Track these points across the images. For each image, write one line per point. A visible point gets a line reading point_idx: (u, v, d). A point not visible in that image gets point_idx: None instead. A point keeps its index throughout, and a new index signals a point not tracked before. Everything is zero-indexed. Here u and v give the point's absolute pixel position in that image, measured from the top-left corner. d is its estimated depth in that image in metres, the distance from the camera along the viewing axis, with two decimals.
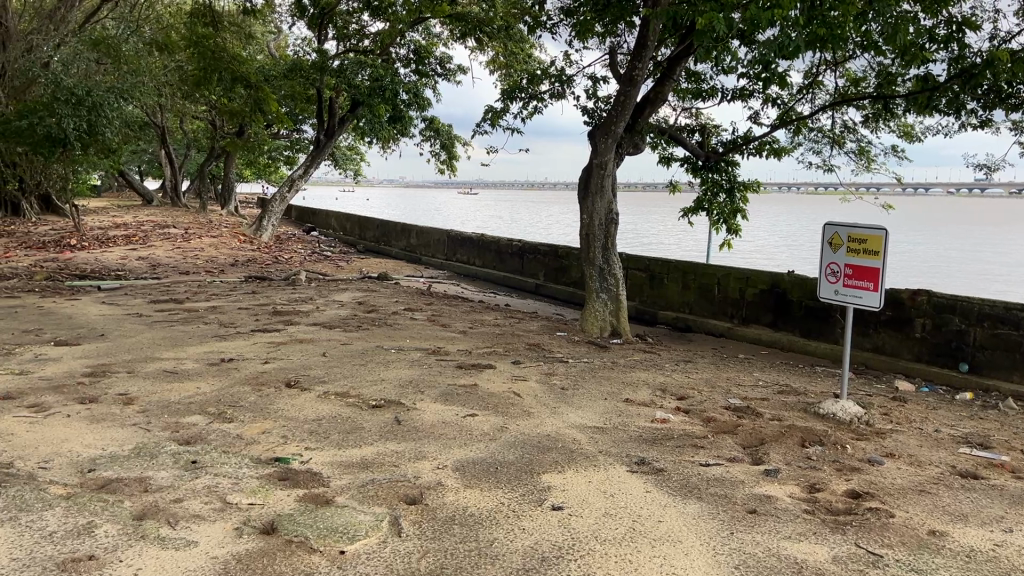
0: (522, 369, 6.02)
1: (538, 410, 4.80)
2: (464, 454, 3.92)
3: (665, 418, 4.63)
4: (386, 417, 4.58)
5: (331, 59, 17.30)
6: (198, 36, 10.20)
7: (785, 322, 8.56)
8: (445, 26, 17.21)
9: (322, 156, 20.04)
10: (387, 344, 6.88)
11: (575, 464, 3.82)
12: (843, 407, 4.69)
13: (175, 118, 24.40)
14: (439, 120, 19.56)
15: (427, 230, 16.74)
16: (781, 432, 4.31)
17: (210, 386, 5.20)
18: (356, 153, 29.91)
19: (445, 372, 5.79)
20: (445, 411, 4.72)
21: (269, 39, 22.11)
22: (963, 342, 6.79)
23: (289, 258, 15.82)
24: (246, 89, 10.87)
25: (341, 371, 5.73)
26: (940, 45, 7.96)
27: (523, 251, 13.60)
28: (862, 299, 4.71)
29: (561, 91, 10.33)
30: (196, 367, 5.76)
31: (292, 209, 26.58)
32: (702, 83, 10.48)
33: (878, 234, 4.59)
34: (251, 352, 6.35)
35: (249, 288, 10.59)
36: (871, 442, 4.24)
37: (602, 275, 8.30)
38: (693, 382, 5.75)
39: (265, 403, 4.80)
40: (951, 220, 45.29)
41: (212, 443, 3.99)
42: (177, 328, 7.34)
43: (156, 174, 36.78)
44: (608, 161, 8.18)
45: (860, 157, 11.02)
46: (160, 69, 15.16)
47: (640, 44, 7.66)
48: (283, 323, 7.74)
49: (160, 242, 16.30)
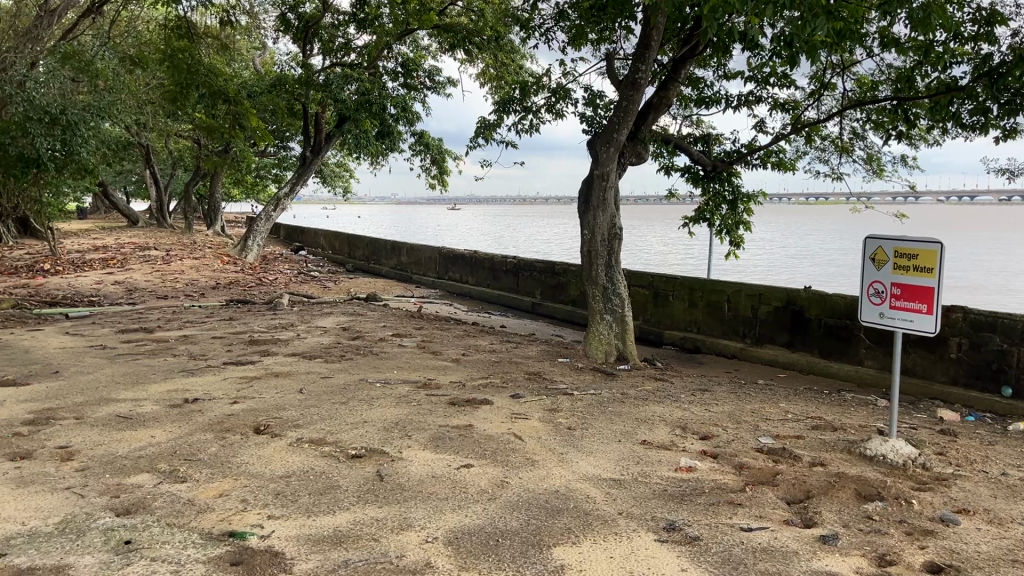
0: (522, 404, 5.38)
1: (543, 458, 4.16)
2: (459, 521, 3.28)
3: (690, 465, 4.00)
4: (366, 471, 3.93)
5: (317, 74, 16.72)
6: (172, 48, 9.40)
7: (803, 341, 7.96)
8: (434, 39, 16.68)
9: (309, 173, 19.43)
10: (371, 376, 6.24)
11: (595, 532, 3.17)
12: (894, 448, 4.06)
13: (159, 139, 23.76)
14: (428, 135, 19.03)
15: (418, 247, 16.13)
16: (829, 482, 3.67)
17: (167, 434, 4.54)
18: (345, 170, 29.33)
19: (435, 411, 5.13)
20: (436, 461, 4.08)
21: (254, 55, 21.56)
22: (1005, 363, 6.19)
23: (274, 279, 15.17)
24: (225, 106, 10.12)
25: (318, 412, 5.07)
26: (965, 44, 7.38)
27: (518, 268, 13.00)
28: (914, 323, 4.09)
29: (556, 101, 9.75)
30: (154, 411, 5.08)
31: (280, 229, 25.96)
32: (704, 89, 9.91)
33: (932, 248, 3.98)
34: (218, 391, 5.67)
35: (227, 314, 9.91)
36: (936, 493, 3.60)
37: (606, 295, 7.66)
38: (715, 417, 5.12)
39: (227, 455, 4.14)
40: (944, 228, 45.12)
41: (156, 513, 3.33)
42: (142, 363, 6.66)
43: (143, 195, 36.16)
44: (610, 171, 7.57)
45: (869, 165, 10.46)
46: (139, 87, 14.51)
47: (643, 44, 7.02)
48: (259, 354, 7.07)
49: (139, 265, 15.58)
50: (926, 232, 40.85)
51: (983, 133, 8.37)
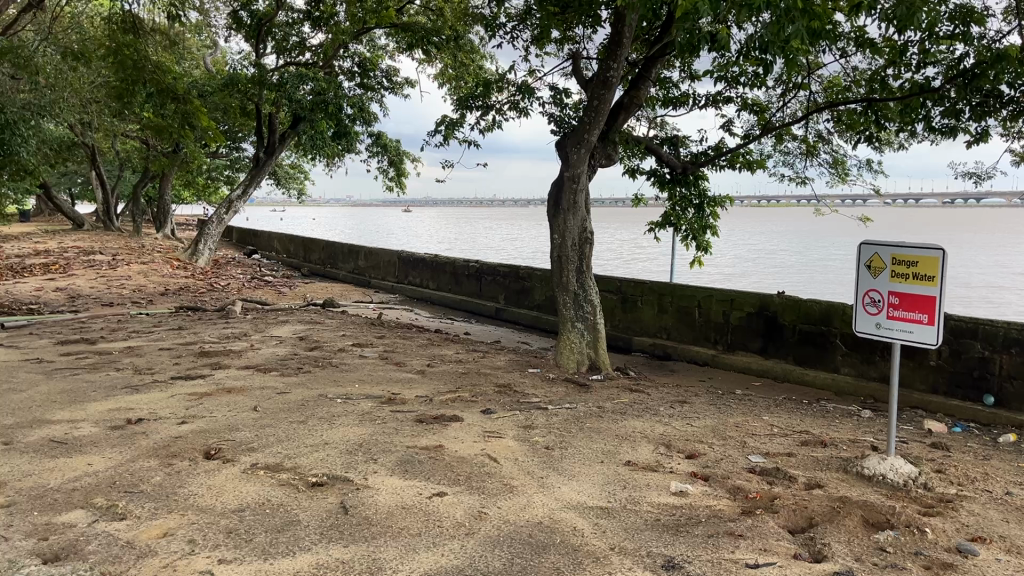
0: (494, 421, 5.05)
1: (523, 484, 3.83)
2: (434, 562, 2.94)
3: (682, 490, 3.71)
4: (329, 502, 3.57)
5: (270, 73, 16.20)
6: (116, 43, 8.91)
7: (776, 347, 7.77)
8: (391, 38, 16.30)
9: (262, 174, 18.81)
10: (331, 392, 5.84)
11: (586, 573, 2.85)
12: (893, 466, 3.83)
13: (105, 139, 22.94)
14: (385, 135, 18.59)
15: (376, 251, 15.70)
16: (833, 508, 3.40)
17: (106, 462, 4.11)
18: (300, 171, 28.67)
19: (401, 430, 4.76)
20: (405, 489, 3.73)
21: (205, 53, 20.90)
22: (987, 371, 6.04)
23: (226, 285, 14.62)
24: (173, 103, 9.43)
25: (275, 433, 4.68)
26: (940, 44, 7.27)
27: (481, 272, 12.66)
28: (913, 334, 3.86)
29: (520, 100, 9.44)
30: (93, 434, 4.63)
31: (233, 231, 25.24)
32: (671, 89, 9.70)
33: (934, 255, 3.75)
34: (165, 409, 5.23)
35: (177, 323, 9.40)
36: (946, 519, 3.36)
37: (577, 302, 7.37)
38: (699, 433, 4.84)
39: (174, 486, 3.75)
40: (897, 230, 45.82)
41: (89, 560, 2.93)
42: (82, 378, 6.17)
43: (88, 196, 35.01)
44: (580, 174, 7.28)
45: (834, 168, 10.34)
46: (83, 85, 13.89)
47: (615, 41, 6.75)
48: (210, 367, 6.62)
49: (83, 270, 14.90)
50: (879, 235, 41.40)
51: (954, 137, 8.28)
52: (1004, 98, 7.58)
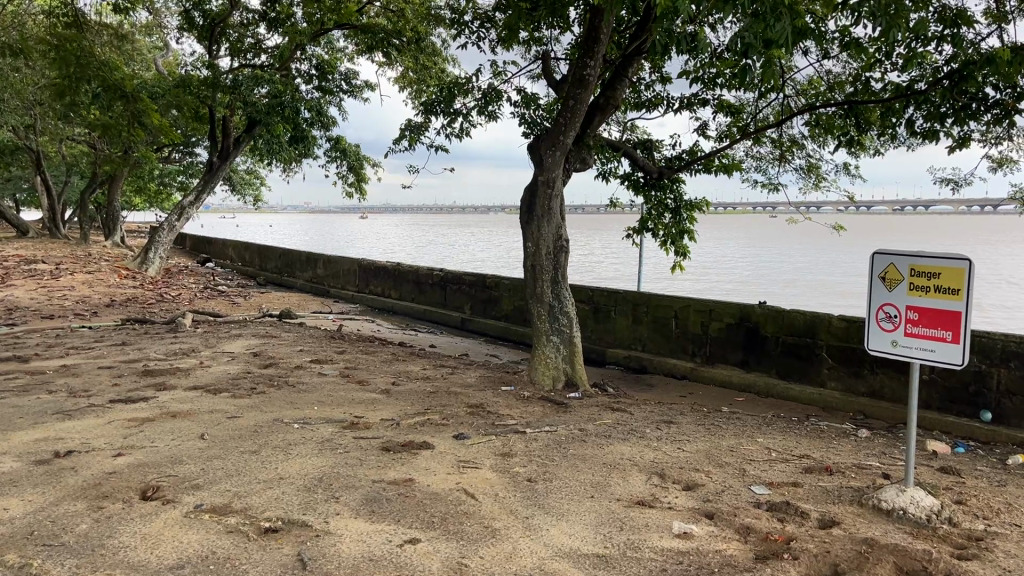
0: (469, 449, 4.59)
1: (507, 527, 3.38)
2: None
3: (687, 531, 3.29)
4: (285, 554, 3.08)
5: (223, 74, 15.50)
6: (57, 35, 8.18)
7: (759, 360, 7.43)
8: (350, 40, 15.75)
9: (216, 180, 18.10)
10: (287, 416, 5.32)
11: None
12: (915, 499, 3.46)
13: (50, 143, 21.97)
14: (344, 140, 18.03)
15: (336, 259, 15.13)
16: (860, 552, 3.01)
17: (23, 507, 3.55)
18: (255, 178, 27.89)
19: (366, 461, 4.29)
20: (372, 536, 3.25)
21: (157, 56, 20.12)
22: (983, 386, 5.75)
23: (176, 295, 13.94)
24: (122, 102, 8.77)
25: (224, 467, 4.16)
26: (927, 44, 6.99)
27: (445, 282, 12.19)
28: (935, 353, 3.50)
29: (489, 103, 9.00)
30: (13, 471, 4.07)
31: (186, 239, 24.42)
32: (643, 91, 9.35)
33: (960, 266, 3.40)
34: (100, 439, 4.68)
35: (122, 338, 8.76)
36: (985, 563, 3.00)
37: (552, 314, 6.96)
38: (694, 459, 4.44)
39: (102, 536, 3.22)
40: (853, 240, 46.27)
41: None
42: (9, 403, 5.56)
43: (32, 203, 33.82)
44: (555, 178, 6.87)
45: (808, 174, 10.08)
46: (25, 86, 13.11)
47: (592, 38, 6.35)
48: (155, 388, 6.06)
49: (23, 280, 14.09)
50: (836, 248, 41.71)
51: (934, 141, 8.04)
52: (988, 101, 7.34)
